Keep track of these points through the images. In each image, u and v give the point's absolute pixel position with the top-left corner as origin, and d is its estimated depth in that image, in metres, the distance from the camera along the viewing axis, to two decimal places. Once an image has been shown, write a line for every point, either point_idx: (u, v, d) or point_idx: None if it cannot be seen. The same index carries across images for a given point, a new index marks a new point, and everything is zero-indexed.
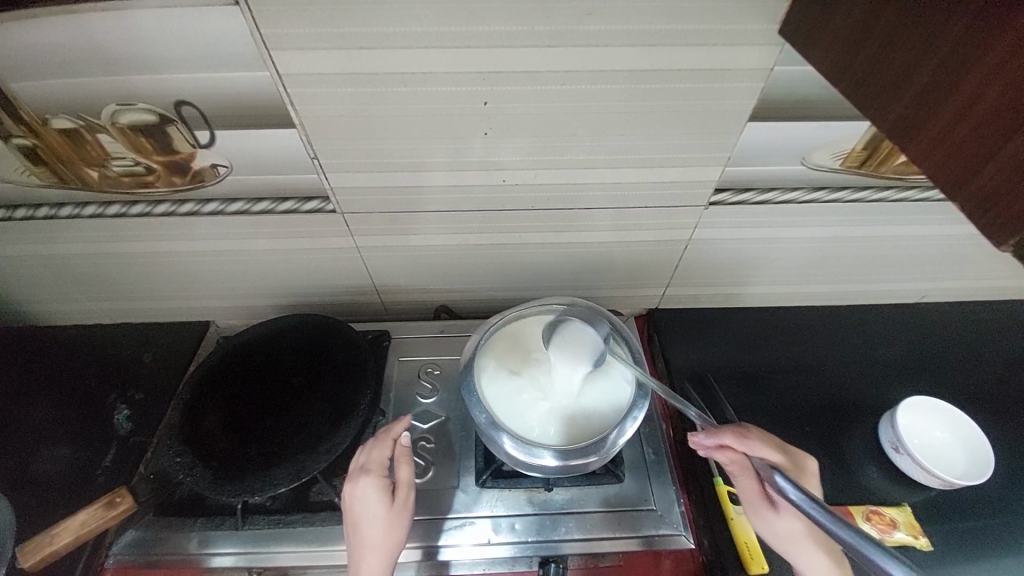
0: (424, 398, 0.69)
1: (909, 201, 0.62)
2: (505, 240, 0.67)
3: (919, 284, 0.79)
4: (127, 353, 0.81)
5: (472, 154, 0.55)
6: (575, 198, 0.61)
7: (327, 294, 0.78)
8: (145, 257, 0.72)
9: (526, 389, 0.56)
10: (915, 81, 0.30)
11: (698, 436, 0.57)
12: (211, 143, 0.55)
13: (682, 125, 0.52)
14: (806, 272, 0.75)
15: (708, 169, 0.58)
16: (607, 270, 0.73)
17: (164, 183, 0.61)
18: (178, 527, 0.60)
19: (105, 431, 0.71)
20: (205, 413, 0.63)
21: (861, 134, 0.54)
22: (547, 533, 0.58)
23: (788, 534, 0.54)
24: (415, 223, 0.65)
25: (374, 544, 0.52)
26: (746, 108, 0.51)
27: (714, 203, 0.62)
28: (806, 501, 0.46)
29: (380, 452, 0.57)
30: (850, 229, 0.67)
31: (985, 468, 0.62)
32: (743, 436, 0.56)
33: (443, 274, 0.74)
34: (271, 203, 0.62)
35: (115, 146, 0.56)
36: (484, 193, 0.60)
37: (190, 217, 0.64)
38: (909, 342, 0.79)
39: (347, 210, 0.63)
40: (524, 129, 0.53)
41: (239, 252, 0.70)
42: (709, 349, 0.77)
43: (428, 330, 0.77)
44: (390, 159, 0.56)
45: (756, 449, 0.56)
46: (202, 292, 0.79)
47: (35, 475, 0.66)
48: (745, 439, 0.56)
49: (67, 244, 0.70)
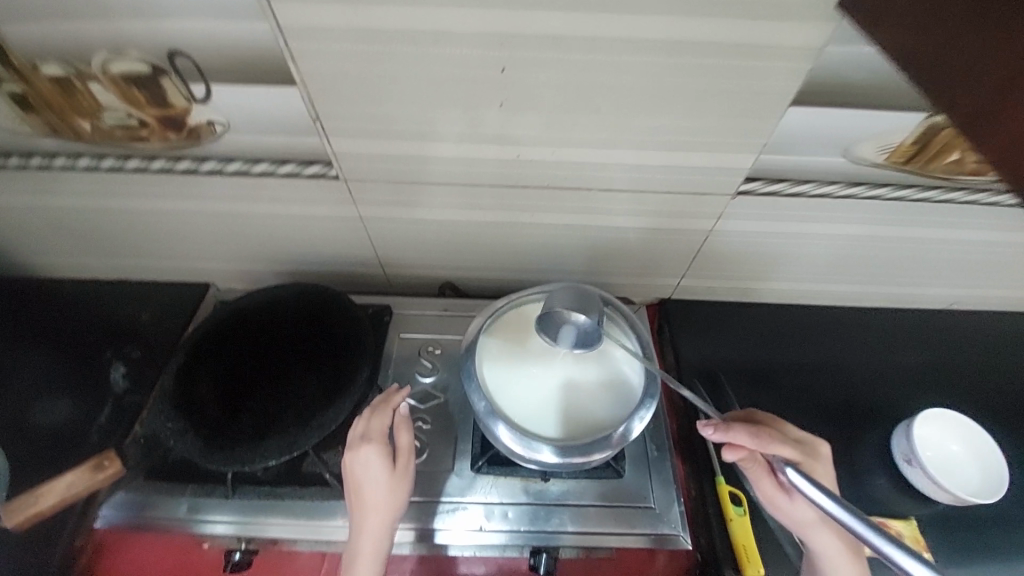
0: (423, 376, 0.68)
1: (953, 202, 0.58)
2: (515, 219, 0.64)
3: (950, 289, 0.75)
4: (125, 310, 0.79)
5: (486, 124, 0.51)
6: (596, 177, 0.57)
7: (328, 264, 0.76)
8: (141, 215, 0.70)
9: (527, 372, 0.54)
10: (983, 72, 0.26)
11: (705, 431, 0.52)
12: (206, 98, 0.52)
13: (715, 107, 0.48)
14: (832, 270, 0.71)
15: (740, 157, 0.53)
16: (622, 256, 0.70)
17: (158, 138, 0.58)
18: (170, 492, 0.59)
19: (101, 387, 0.70)
20: (199, 379, 0.62)
21: (913, 129, 0.50)
22: (540, 523, 0.57)
23: (804, 520, 0.53)
24: (422, 195, 0.61)
25: (376, 509, 0.51)
26: (789, 92, 0.46)
27: (743, 192, 0.57)
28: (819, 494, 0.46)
29: (380, 420, 0.55)
30: (886, 229, 0.62)
31: (1003, 473, 0.60)
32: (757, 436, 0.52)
33: (450, 250, 0.71)
34: (270, 165, 0.59)
35: (108, 97, 0.53)
36: (497, 168, 0.56)
37: (186, 176, 0.61)
38: (933, 351, 0.75)
39: (349, 176, 0.59)
40: (543, 103, 0.49)
41: (237, 216, 0.67)
42: (720, 345, 0.74)
43: (430, 307, 0.75)
44: (398, 125, 0.52)
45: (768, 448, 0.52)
46: (201, 254, 0.76)
47: (35, 427, 0.67)
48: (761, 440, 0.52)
49: (61, 197, 0.68)
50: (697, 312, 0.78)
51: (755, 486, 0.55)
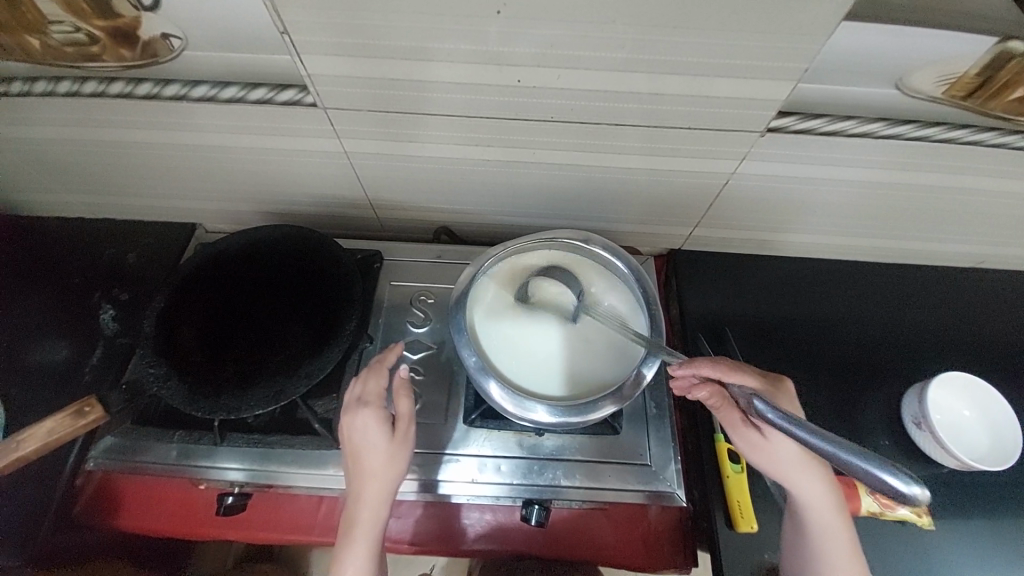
0: (415, 326, 0.64)
1: (1010, 147, 0.51)
2: (516, 157, 0.58)
3: (984, 246, 0.69)
4: (109, 251, 0.76)
5: (481, 41, 0.44)
6: (605, 108, 0.50)
7: (314, 204, 0.71)
8: (109, 147, 0.64)
9: (521, 325, 0.51)
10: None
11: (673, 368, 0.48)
12: (156, 4, 0.45)
13: (752, 22, 0.40)
14: (860, 221, 0.65)
15: (774, 86, 0.46)
16: (631, 199, 0.64)
17: (112, 56, 0.52)
18: (158, 436, 0.58)
19: (89, 329, 0.68)
20: (181, 325, 0.59)
21: (981, 57, 0.42)
22: (533, 477, 0.56)
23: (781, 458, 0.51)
24: (412, 128, 0.55)
25: (375, 474, 0.50)
26: (843, 3, 0.38)
27: (773, 129, 0.51)
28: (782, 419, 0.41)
29: (376, 383, 0.53)
30: (927, 176, 0.56)
31: (1016, 438, 0.57)
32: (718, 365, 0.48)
33: (443, 190, 0.65)
34: (239, 90, 0.53)
35: (50, 7, 0.46)
36: (496, 96, 0.50)
37: (147, 101, 0.55)
38: (958, 312, 0.70)
39: (329, 104, 0.52)
40: (549, 16, 0.41)
41: (211, 148, 0.61)
42: (732, 300, 0.70)
43: (423, 253, 0.70)
44: (379, 41, 0.45)
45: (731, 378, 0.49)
46: (181, 192, 0.72)
47: (26, 368, 0.65)
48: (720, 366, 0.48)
49: (22, 126, 0.62)
50: (709, 265, 0.73)
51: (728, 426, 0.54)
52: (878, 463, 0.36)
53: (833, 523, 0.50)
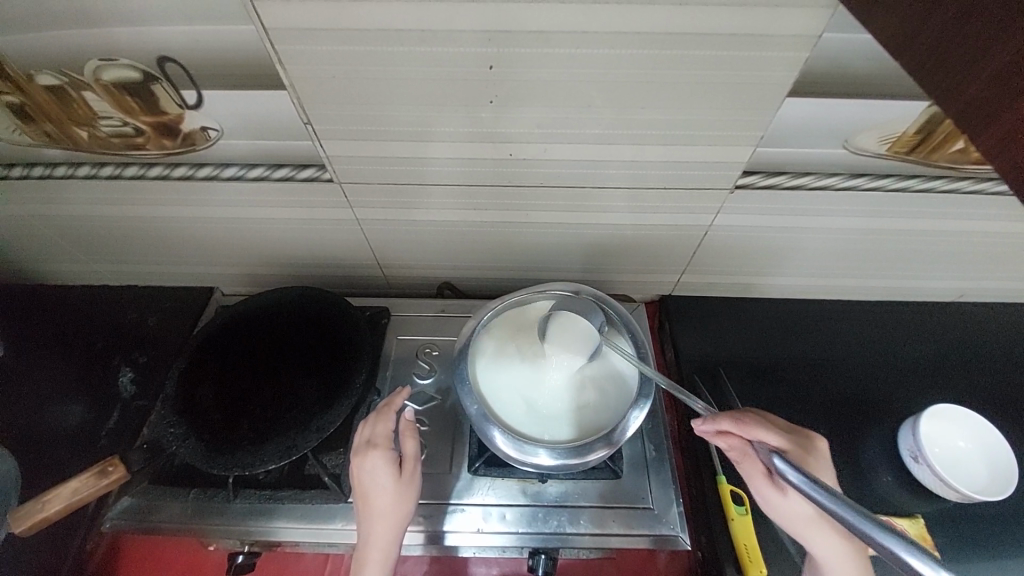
0: (420, 377, 0.67)
1: (958, 192, 0.56)
2: (511, 218, 0.64)
3: (959, 282, 0.73)
4: (131, 315, 0.80)
5: (477, 123, 0.50)
6: (590, 174, 0.56)
7: (326, 266, 0.76)
8: (140, 221, 0.70)
9: (521, 374, 0.54)
10: (895, 47, 0.28)
11: (695, 423, 0.54)
12: (198, 103, 0.52)
13: (709, 102, 0.47)
14: (836, 263, 0.69)
15: (737, 150, 0.52)
16: (619, 252, 0.69)
17: (154, 145, 0.59)
18: (173, 495, 0.60)
19: (108, 391, 0.71)
20: (200, 383, 0.63)
21: (915, 117, 0.48)
22: (539, 525, 0.57)
23: (797, 516, 0.51)
24: (416, 196, 0.61)
25: (383, 516, 0.51)
26: (786, 82, 0.44)
27: (741, 186, 0.56)
28: (805, 480, 0.42)
29: (384, 425, 0.55)
30: (889, 221, 0.61)
31: (1013, 470, 0.58)
32: (737, 420, 0.53)
33: (446, 250, 0.71)
34: (264, 170, 0.60)
35: (102, 105, 0.54)
36: (492, 167, 0.56)
37: (182, 182, 0.62)
38: (942, 345, 0.73)
39: (344, 179, 0.59)
40: (534, 100, 0.47)
41: (235, 220, 0.67)
42: (722, 342, 0.73)
43: (427, 308, 0.75)
44: (388, 127, 0.51)
45: (752, 435, 0.51)
46: (203, 259, 0.77)
47: (46, 430, 0.68)
48: (743, 425, 0.52)
49: (64, 205, 0.69)
50: (698, 308, 0.76)
51: (748, 477, 0.54)
52: (907, 543, 0.33)
53: (843, 557, 0.50)
